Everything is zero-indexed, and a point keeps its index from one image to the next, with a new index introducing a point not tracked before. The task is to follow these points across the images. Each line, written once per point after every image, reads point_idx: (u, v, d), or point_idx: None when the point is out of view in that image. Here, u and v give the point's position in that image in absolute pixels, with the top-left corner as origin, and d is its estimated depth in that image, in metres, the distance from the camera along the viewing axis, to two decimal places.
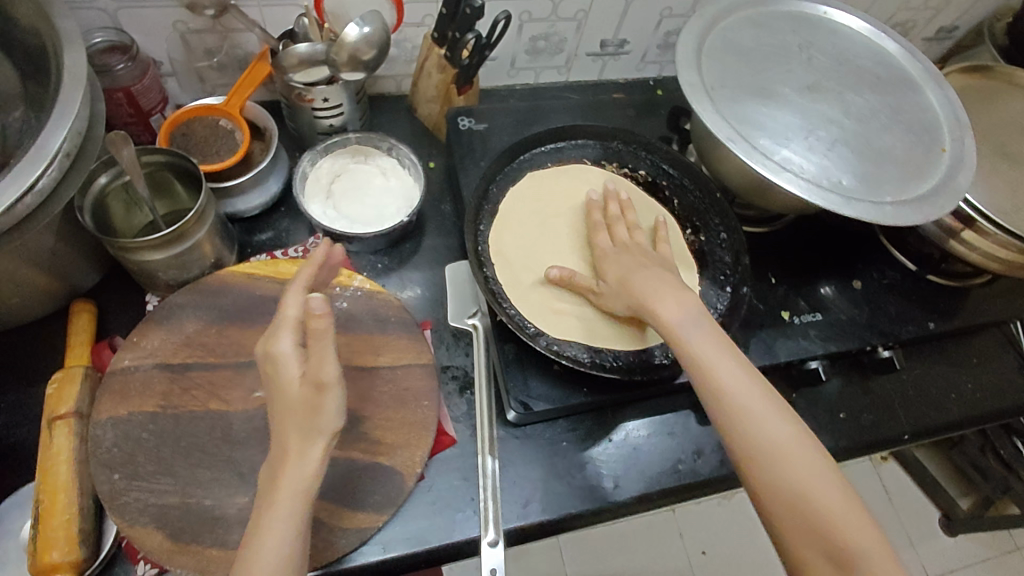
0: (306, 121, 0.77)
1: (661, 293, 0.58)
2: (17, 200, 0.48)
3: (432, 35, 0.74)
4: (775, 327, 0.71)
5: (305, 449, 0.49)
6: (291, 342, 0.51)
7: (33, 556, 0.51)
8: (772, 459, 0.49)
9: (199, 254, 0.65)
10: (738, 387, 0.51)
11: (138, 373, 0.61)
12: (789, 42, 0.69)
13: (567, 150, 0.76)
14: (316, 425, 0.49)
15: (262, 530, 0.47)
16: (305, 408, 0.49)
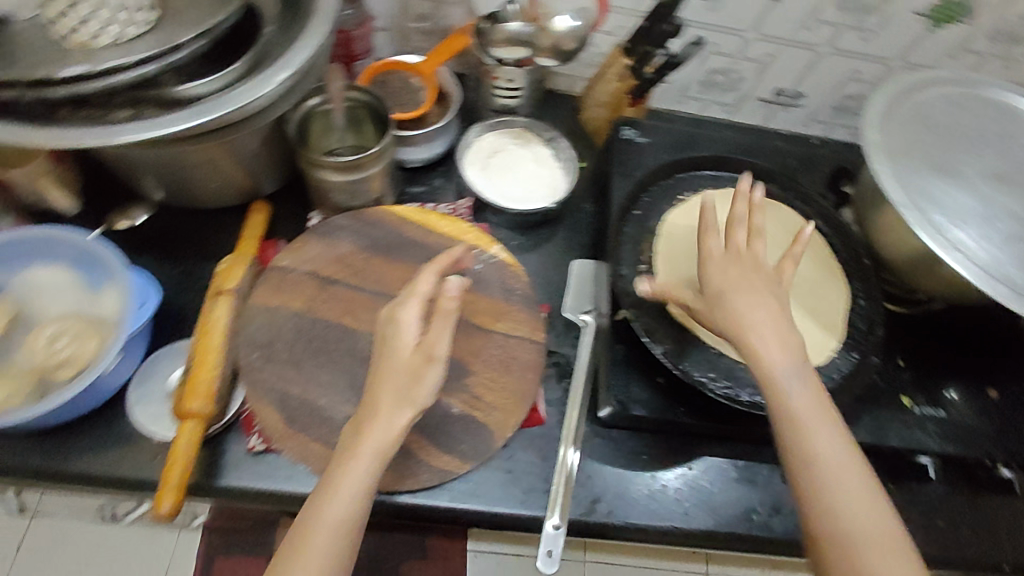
0: (486, 97, 0.83)
1: (759, 324, 0.53)
2: (251, 101, 0.56)
3: (624, 45, 0.77)
4: (892, 410, 0.68)
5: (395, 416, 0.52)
6: (415, 313, 0.56)
7: (180, 399, 0.58)
8: (844, 512, 0.47)
9: (367, 187, 0.71)
10: (828, 454, 0.49)
11: (292, 274, 0.67)
12: (987, 129, 0.67)
13: (723, 179, 0.73)
14: (415, 397, 0.53)
15: (330, 491, 0.49)
16: (411, 374, 0.53)
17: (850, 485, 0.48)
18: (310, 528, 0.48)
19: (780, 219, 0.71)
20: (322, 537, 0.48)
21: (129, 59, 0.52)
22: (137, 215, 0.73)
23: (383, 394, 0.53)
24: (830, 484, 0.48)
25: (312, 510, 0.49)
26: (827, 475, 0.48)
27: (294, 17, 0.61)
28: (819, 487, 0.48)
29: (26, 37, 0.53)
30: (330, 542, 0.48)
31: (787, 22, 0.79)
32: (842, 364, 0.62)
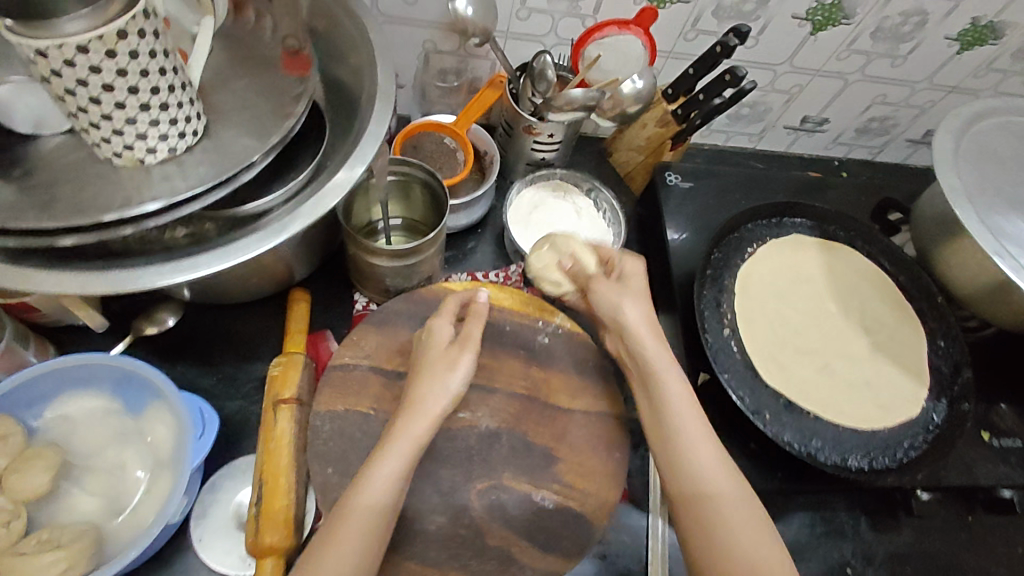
0: (521, 151, 0.80)
1: (434, 395, 0.57)
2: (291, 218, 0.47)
3: (667, 91, 0.74)
4: (976, 450, 0.65)
5: (433, 409, 0.56)
6: (604, 287, 0.62)
7: (254, 531, 0.55)
8: (722, 521, 0.50)
9: (423, 268, 0.67)
10: (690, 429, 0.54)
11: (356, 372, 0.63)
12: None
13: (785, 224, 0.69)
14: (447, 381, 0.58)
15: (362, 488, 0.52)
16: (439, 369, 0.58)
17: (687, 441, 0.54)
18: (340, 530, 0.50)
19: (848, 264, 0.68)
20: (362, 524, 0.50)
21: (168, 198, 0.45)
22: (166, 318, 0.67)
23: (424, 392, 0.57)
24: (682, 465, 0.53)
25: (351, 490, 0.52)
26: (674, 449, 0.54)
27: (350, 107, 0.54)
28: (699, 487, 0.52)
29: (60, 157, 0.47)
30: (362, 534, 0.50)
31: (819, 53, 0.78)
32: (935, 413, 0.60)
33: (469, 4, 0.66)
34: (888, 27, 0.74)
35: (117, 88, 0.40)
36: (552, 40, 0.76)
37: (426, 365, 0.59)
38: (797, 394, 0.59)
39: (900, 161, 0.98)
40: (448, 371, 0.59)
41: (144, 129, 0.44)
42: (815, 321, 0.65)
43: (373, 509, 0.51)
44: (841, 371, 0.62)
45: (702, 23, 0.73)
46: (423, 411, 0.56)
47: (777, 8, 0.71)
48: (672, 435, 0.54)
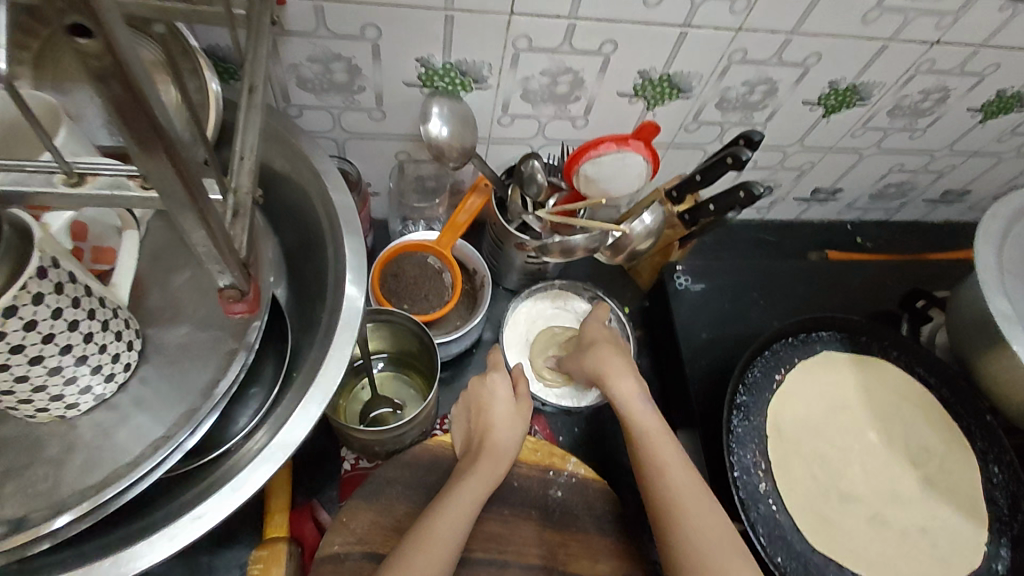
0: (512, 262, 0.72)
1: (504, 439, 0.59)
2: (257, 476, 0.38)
3: (670, 192, 0.65)
4: None
5: (504, 457, 0.58)
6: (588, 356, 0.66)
7: None
8: (694, 534, 0.49)
9: (413, 425, 0.59)
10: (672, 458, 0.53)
11: (348, 564, 0.54)
12: None
13: (813, 341, 0.62)
14: (517, 432, 0.61)
15: (446, 508, 0.53)
16: (516, 421, 0.62)
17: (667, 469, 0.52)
18: (420, 556, 0.50)
19: (885, 381, 0.62)
20: (439, 555, 0.51)
21: (94, 499, 0.36)
22: None
23: (502, 433, 0.60)
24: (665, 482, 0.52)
25: (426, 526, 0.52)
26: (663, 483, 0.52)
27: (321, 290, 0.47)
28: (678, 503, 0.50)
29: None
30: (439, 566, 0.51)
31: (832, 133, 0.71)
32: (998, 563, 0.54)
33: (443, 125, 0.58)
34: (907, 104, 0.67)
35: (14, 366, 0.32)
36: (540, 141, 0.68)
37: (497, 412, 0.62)
38: (848, 556, 0.53)
39: (917, 218, 0.92)
40: (519, 424, 0.62)
41: (59, 388, 0.36)
42: (856, 455, 0.59)
43: (449, 548, 0.51)
44: (891, 517, 0.56)
45: (704, 115, 0.66)
46: (502, 454, 0.58)
47: (786, 96, 0.64)
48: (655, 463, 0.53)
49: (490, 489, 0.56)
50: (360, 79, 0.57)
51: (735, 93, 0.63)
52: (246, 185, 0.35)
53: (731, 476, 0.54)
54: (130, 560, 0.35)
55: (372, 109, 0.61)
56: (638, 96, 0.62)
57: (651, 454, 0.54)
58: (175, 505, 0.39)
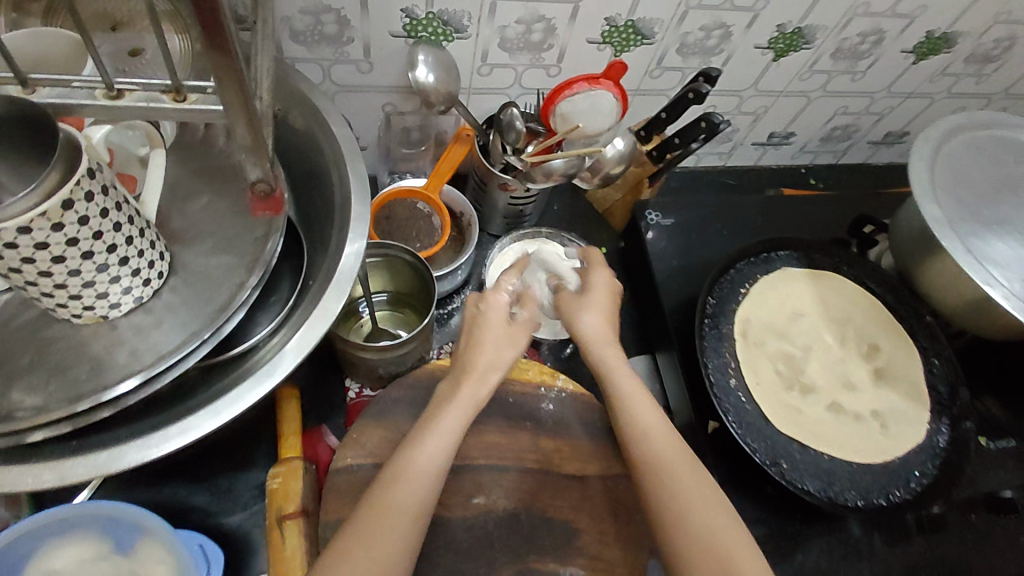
0: (496, 205, 0.77)
1: (488, 356, 0.60)
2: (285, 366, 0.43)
3: (638, 133, 0.72)
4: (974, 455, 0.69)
5: (488, 379, 0.59)
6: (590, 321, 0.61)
7: None
8: (684, 498, 0.49)
9: (415, 350, 0.64)
10: (660, 441, 0.52)
11: (360, 473, 0.59)
12: (1015, 171, 0.67)
13: (773, 259, 0.69)
14: (507, 354, 0.60)
15: (426, 433, 0.55)
16: (507, 342, 0.61)
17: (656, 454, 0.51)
18: (395, 480, 0.51)
19: (836, 290, 0.69)
20: (418, 478, 0.52)
21: (145, 371, 0.41)
22: None
23: (485, 349, 0.60)
24: (666, 476, 0.50)
25: (405, 455, 0.53)
26: (666, 475, 0.50)
27: (327, 221, 0.52)
28: (679, 495, 0.49)
29: (23, 319, 0.43)
30: (416, 490, 0.51)
31: (782, 77, 0.78)
32: (939, 436, 0.61)
33: (429, 72, 0.64)
34: (847, 46, 0.74)
35: (69, 257, 0.36)
36: (517, 90, 0.73)
37: (484, 329, 0.60)
38: (812, 438, 0.60)
39: (863, 160, 1.00)
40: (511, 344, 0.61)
41: (105, 286, 0.40)
42: (814, 354, 0.66)
43: (431, 469, 0.53)
44: (846, 403, 0.63)
45: (667, 61, 0.72)
46: (490, 367, 0.59)
47: (739, 41, 0.71)
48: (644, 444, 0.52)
49: (479, 403, 0.58)
50: (350, 30, 0.61)
51: (693, 38, 0.69)
52: (267, 100, 0.40)
53: (703, 373, 0.60)
54: (174, 435, 0.40)
55: (361, 61, 0.65)
56: (606, 43, 0.68)
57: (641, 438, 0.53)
58: (211, 395, 0.43)
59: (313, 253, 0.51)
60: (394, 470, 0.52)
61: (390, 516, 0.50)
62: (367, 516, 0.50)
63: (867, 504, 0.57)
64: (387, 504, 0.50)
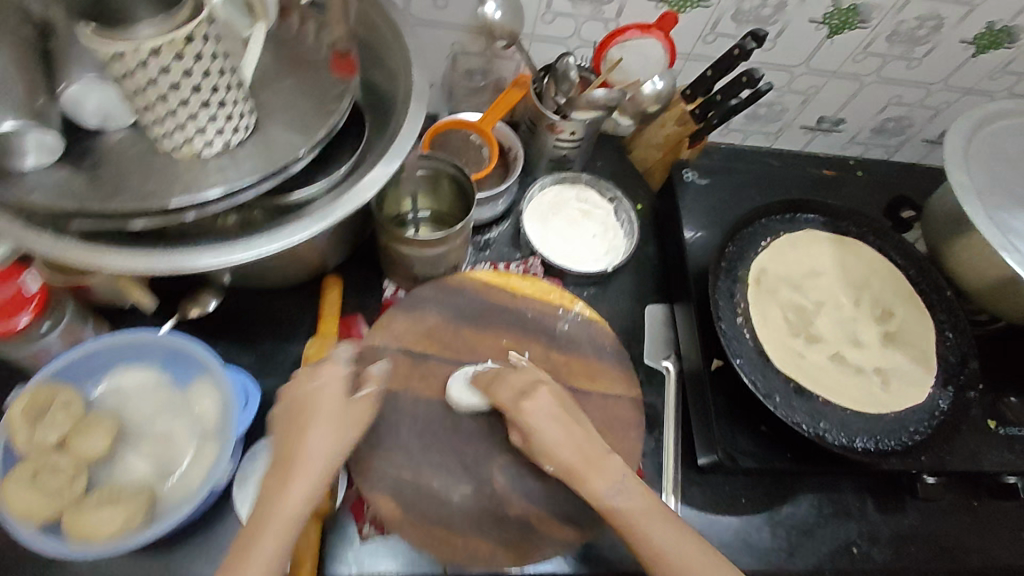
0: (543, 147, 0.82)
1: (305, 442, 0.52)
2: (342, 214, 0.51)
3: (684, 91, 0.77)
4: (979, 436, 0.69)
5: (318, 469, 0.52)
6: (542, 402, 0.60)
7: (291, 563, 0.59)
8: (667, 549, 0.54)
9: (449, 257, 0.71)
10: (630, 507, 0.56)
11: (386, 353, 0.66)
12: None
13: (800, 220, 0.72)
14: (315, 442, 0.52)
15: (256, 533, 0.48)
16: (320, 428, 0.53)
17: (630, 518, 0.55)
18: (251, 549, 0.47)
19: (859, 257, 0.71)
20: (278, 523, 0.48)
21: (226, 186, 0.49)
22: (208, 301, 0.69)
23: (306, 442, 0.52)
24: (648, 531, 0.55)
25: (240, 554, 0.47)
26: (637, 522, 0.55)
27: (385, 113, 0.59)
28: (657, 552, 0.54)
29: (123, 149, 0.50)
30: (280, 526, 0.48)
31: (836, 56, 0.80)
32: (941, 401, 0.63)
33: (497, 8, 0.70)
34: (904, 31, 0.76)
35: (183, 88, 0.45)
36: (575, 42, 0.79)
37: (307, 427, 0.53)
38: (811, 382, 0.63)
39: (917, 160, 1.00)
40: (326, 430, 0.53)
41: (204, 124, 0.48)
42: (826, 311, 0.68)
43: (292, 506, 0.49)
44: (850, 356, 0.66)
45: (721, 26, 0.76)
46: (311, 458, 0.52)
47: (794, 12, 0.74)
48: (629, 524, 0.55)
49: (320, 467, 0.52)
50: None
51: (749, 4, 0.72)
52: None
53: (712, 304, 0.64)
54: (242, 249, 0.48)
55: None
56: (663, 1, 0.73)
57: (614, 511, 0.56)
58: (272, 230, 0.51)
59: (371, 137, 0.58)
60: (270, 478, 0.51)
61: (263, 532, 0.48)
62: (247, 536, 0.48)
63: (850, 444, 0.60)
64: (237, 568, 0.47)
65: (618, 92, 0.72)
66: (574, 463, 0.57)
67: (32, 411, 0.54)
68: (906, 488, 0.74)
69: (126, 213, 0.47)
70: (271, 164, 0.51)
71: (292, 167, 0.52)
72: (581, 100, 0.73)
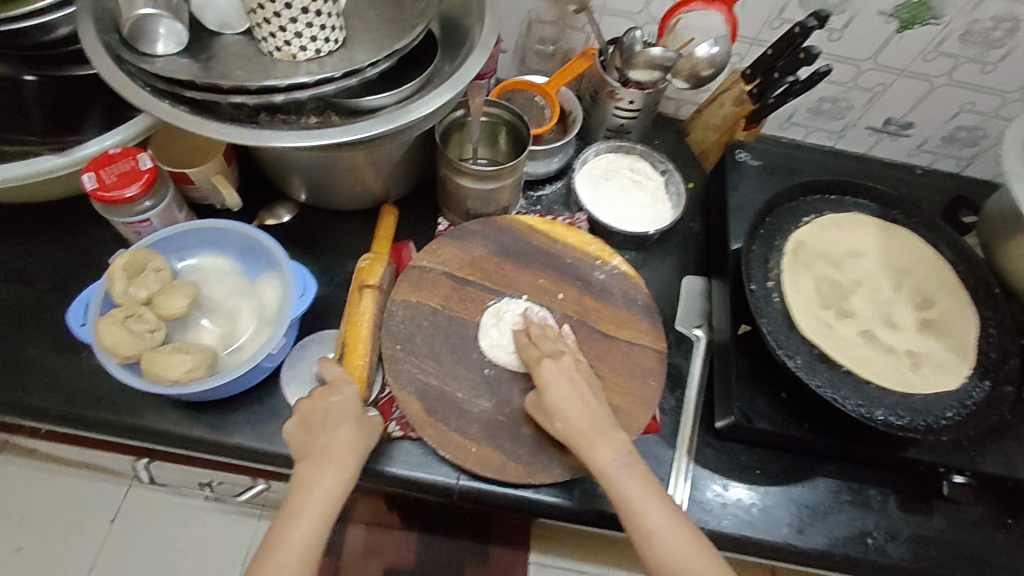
0: (603, 116, 0.87)
1: (334, 437, 0.57)
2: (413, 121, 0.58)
3: (745, 71, 0.80)
4: (1017, 440, 0.67)
5: (344, 450, 0.56)
6: (554, 370, 0.61)
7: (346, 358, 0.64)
8: (665, 540, 0.52)
9: (500, 197, 0.76)
10: (636, 494, 0.55)
11: (432, 274, 0.71)
12: None
13: (847, 203, 0.73)
14: (350, 427, 0.57)
15: (304, 490, 0.54)
16: (345, 421, 0.58)
17: (628, 495, 0.55)
18: (299, 501, 0.53)
19: (905, 245, 0.71)
20: (324, 481, 0.54)
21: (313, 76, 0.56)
22: (282, 214, 0.79)
23: (338, 435, 0.57)
24: (650, 524, 0.53)
25: (288, 510, 0.53)
26: (636, 509, 0.54)
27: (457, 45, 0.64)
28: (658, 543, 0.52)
29: (234, 49, 0.58)
30: (326, 485, 0.54)
31: (905, 52, 0.80)
32: (973, 391, 0.62)
33: None
34: (978, 30, 0.76)
35: None
36: (644, 19, 0.84)
37: (323, 435, 0.57)
38: (836, 351, 0.63)
39: (990, 177, 0.97)
40: (355, 421, 0.58)
41: (302, 29, 0.55)
42: (864, 291, 0.69)
43: (335, 472, 0.55)
44: (881, 334, 0.66)
45: (787, 12, 0.78)
46: (338, 442, 0.56)
47: (862, 2, 0.76)
48: (627, 505, 0.54)
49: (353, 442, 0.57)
50: None
51: None
52: None
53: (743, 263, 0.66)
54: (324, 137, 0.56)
55: None
56: None
57: (621, 498, 0.55)
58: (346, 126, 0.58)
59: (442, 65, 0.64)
60: (326, 418, 0.58)
61: (324, 466, 0.55)
62: (310, 461, 0.56)
63: (862, 409, 0.60)
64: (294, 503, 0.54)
65: (673, 51, 0.75)
66: (584, 438, 0.58)
67: (130, 271, 0.63)
68: (934, 489, 0.71)
69: (229, 89, 0.55)
70: (351, 64, 0.57)
71: (370, 71, 0.58)
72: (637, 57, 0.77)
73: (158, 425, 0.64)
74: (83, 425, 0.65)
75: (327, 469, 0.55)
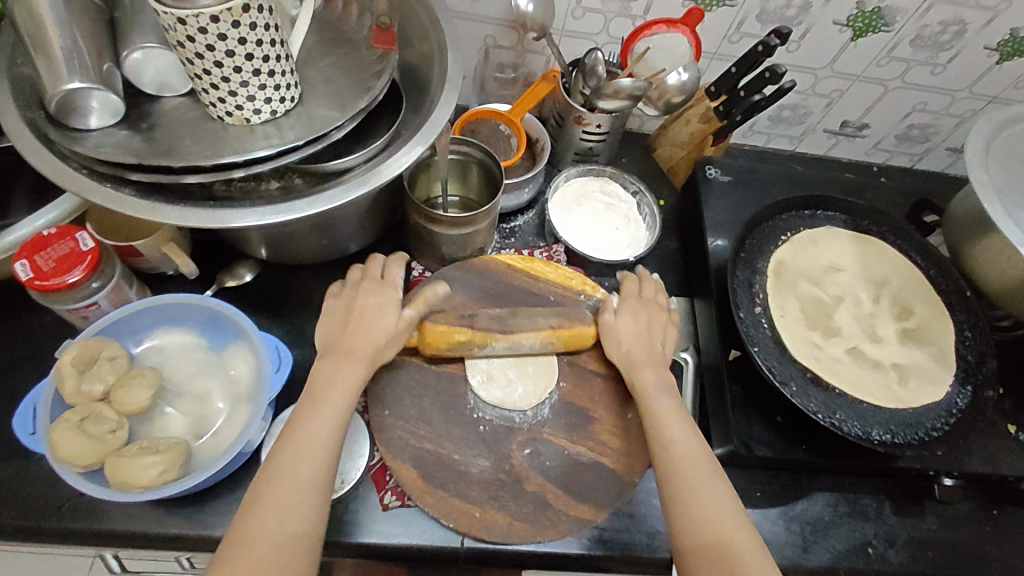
0: (570, 140, 0.84)
1: (283, 463, 0.52)
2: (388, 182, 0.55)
3: (709, 89, 0.79)
4: (997, 436, 0.69)
5: (294, 480, 0.51)
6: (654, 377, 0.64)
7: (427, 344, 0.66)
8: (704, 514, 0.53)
9: (476, 239, 0.73)
10: (689, 474, 0.56)
11: None
12: None
13: (819, 217, 0.74)
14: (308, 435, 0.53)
15: (241, 526, 0.49)
16: (306, 447, 0.53)
17: (682, 481, 0.56)
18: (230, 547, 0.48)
19: (878, 255, 0.72)
20: (262, 513, 0.49)
21: (276, 147, 0.52)
22: (243, 274, 0.73)
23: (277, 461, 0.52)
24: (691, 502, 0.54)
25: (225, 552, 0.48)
26: (687, 494, 0.55)
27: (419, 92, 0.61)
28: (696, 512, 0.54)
29: (178, 115, 0.53)
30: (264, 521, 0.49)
31: (860, 58, 0.81)
32: (958, 399, 0.63)
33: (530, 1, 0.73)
34: (928, 35, 0.77)
35: (237, 54, 0.47)
36: (604, 39, 0.82)
37: (276, 459, 0.52)
38: (828, 372, 0.63)
39: (941, 170, 1.00)
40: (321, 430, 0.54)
41: (254, 91, 0.51)
42: (844, 306, 0.69)
43: (273, 507, 0.49)
44: (867, 350, 0.66)
45: (746, 27, 0.78)
46: (282, 471, 0.51)
47: (818, 14, 0.76)
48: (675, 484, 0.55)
49: (304, 473, 0.52)
50: None
51: (773, 5, 0.74)
52: None
53: (731, 292, 0.65)
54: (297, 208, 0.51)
55: None
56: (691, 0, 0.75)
57: (672, 472, 0.56)
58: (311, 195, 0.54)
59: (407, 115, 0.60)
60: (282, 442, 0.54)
61: (264, 493, 0.50)
62: (241, 515, 0.50)
63: (862, 432, 0.60)
64: (246, 537, 0.48)
65: (643, 82, 0.73)
66: (656, 409, 0.61)
67: (80, 365, 0.57)
68: (923, 490, 0.73)
69: (179, 169, 0.51)
70: (314, 130, 0.53)
71: (332, 134, 0.55)
72: (605, 88, 0.74)
73: (130, 527, 0.59)
74: (43, 536, 0.59)
75: (268, 495, 0.50)
